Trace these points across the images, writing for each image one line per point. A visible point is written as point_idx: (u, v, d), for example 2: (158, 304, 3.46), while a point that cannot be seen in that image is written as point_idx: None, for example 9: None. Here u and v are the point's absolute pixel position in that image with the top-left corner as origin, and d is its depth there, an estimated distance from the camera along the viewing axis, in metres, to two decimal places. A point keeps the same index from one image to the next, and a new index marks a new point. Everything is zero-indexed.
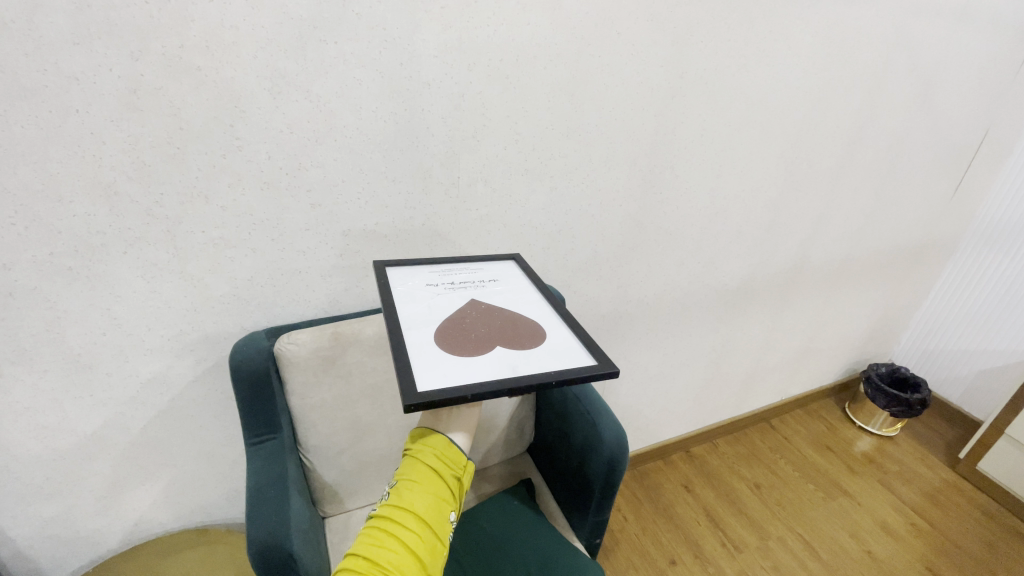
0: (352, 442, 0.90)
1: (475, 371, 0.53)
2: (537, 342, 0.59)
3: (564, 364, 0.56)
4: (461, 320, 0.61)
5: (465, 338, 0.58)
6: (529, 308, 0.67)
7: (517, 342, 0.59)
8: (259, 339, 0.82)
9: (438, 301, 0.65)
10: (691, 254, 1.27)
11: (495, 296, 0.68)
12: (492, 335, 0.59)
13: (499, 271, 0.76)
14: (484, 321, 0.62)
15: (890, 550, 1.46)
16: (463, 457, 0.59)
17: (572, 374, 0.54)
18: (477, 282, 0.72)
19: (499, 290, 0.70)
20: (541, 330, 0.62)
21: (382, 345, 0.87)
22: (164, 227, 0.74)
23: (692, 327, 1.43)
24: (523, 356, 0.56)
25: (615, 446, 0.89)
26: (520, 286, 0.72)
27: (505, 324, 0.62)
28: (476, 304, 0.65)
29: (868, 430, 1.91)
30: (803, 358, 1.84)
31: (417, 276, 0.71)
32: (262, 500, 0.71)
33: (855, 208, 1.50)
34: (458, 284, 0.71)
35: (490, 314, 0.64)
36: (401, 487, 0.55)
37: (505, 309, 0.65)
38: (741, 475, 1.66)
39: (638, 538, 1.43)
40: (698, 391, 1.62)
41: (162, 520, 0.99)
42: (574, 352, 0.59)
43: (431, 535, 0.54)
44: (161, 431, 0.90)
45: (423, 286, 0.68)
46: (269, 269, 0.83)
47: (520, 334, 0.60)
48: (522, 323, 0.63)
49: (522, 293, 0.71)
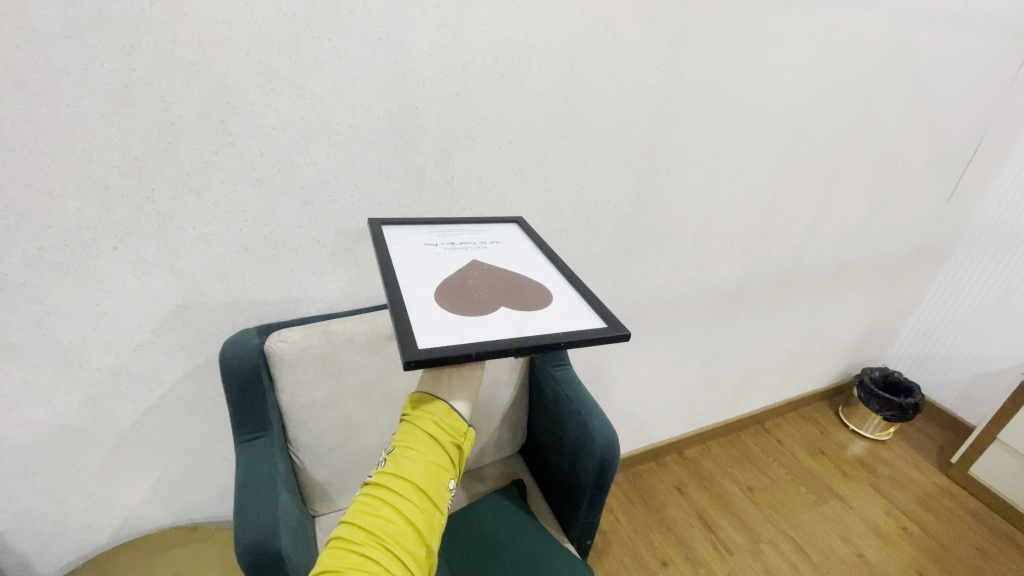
0: (342, 440, 0.90)
1: (480, 329, 0.52)
2: (543, 305, 0.58)
3: (572, 326, 0.55)
4: (462, 281, 0.61)
5: (466, 299, 0.57)
6: (535, 272, 0.66)
7: (523, 303, 0.58)
8: (249, 338, 0.82)
9: (437, 261, 0.64)
10: (685, 256, 1.27)
11: (497, 259, 0.68)
12: (496, 296, 0.58)
13: (500, 236, 0.75)
14: (486, 282, 0.61)
15: (883, 555, 1.46)
16: (464, 423, 0.57)
17: (581, 336, 0.53)
18: (479, 242, 0.72)
19: (501, 253, 0.70)
20: (547, 293, 0.61)
21: (374, 343, 0.87)
22: (155, 223, 0.74)
23: (686, 328, 1.43)
24: (529, 317, 0.55)
25: (606, 447, 0.88)
26: (523, 250, 0.72)
27: (509, 285, 0.61)
28: (478, 267, 0.64)
29: (860, 434, 1.92)
30: (798, 361, 1.84)
31: (415, 236, 0.70)
32: (251, 500, 0.71)
33: (850, 211, 1.50)
34: (460, 245, 0.70)
35: (493, 276, 0.63)
36: (399, 455, 0.53)
37: (508, 271, 0.64)
38: (733, 477, 1.66)
39: (630, 539, 1.44)
40: (691, 393, 1.62)
41: (151, 518, 0.98)
42: (583, 314, 0.58)
43: (429, 503, 0.52)
44: (152, 428, 0.89)
45: (423, 245, 0.68)
46: (261, 267, 0.83)
47: (524, 295, 0.60)
48: (527, 285, 0.62)
49: (525, 256, 0.70)
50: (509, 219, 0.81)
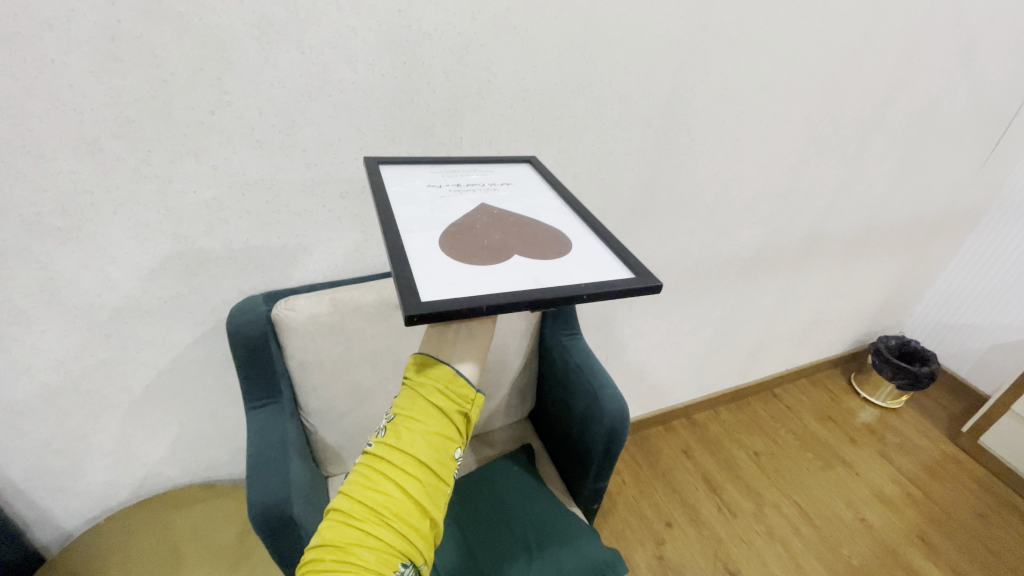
0: (353, 406, 0.90)
1: (491, 280, 0.48)
2: (561, 253, 0.54)
3: (595, 278, 0.51)
4: (470, 226, 0.56)
5: (476, 246, 0.52)
6: (550, 217, 0.61)
7: (539, 252, 0.53)
8: (257, 305, 0.80)
9: (442, 205, 0.59)
10: (704, 222, 1.22)
11: (508, 202, 0.62)
12: (509, 244, 0.54)
13: (511, 176, 0.69)
14: (498, 228, 0.56)
15: (885, 519, 1.48)
16: (470, 389, 0.54)
17: (606, 288, 0.49)
18: (489, 184, 0.66)
19: (512, 195, 0.64)
20: (564, 240, 0.56)
21: (383, 311, 0.85)
22: (154, 187, 0.71)
23: (700, 295, 1.40)
24: (546, 266, 0.51)
25: (616, 417, 0.88)
26: (537, 193, 0.66)
27: (522, 232, 0.56)
28: (486, 211, 0.59)
29: (871, 401, 1.91)
30: (813, 328, 1.81)
31: (418, 176, 0.65)
32: (262, 465, 0.72)
33: (879, 175, 1.43)
34: (467, 186, 0.65)
35: (505, 221, 0.58)
36: (400, 425, 0.51)
37: (520, 216, 0.59)
38: (740, 442, 1.67)
39: (636, 500, 1.47)
40: (703, 359, 1.61)
41: (170, 476, 1.01)
42: (606, 264, 0.54)
43: (433, 476, 0.50)
44: (165, 391, 0.90)
45: (426, 186, 0.62)
46: (265, 232, 0.81)
47: (540, 241, 0.55)
48: (542, 232, 0.57)
49: (539, 199, 0.65)
50: (521, 157, 0.75)
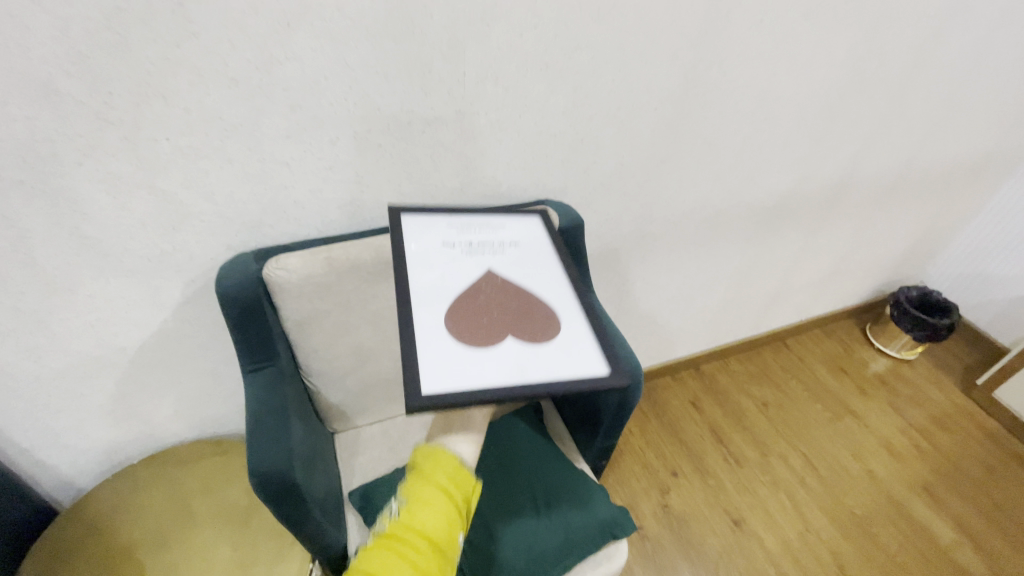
0: (355, 367, 0.87)
1: (479, 368, 0.50)
2: (550, 336, 0.55)
3: (573, 369, 0.51)
4: (473, 297, 0.57)
5: (476, 323, 0.55)
6: (552, 287, 0.62)
7: (531, 334, 0.54)
8: (247, 264, 0.75)
9: (451, 269, 0.61)
10: (728, 167, 1.13)
11: (515, 268, 0.63)
12: (506, 322, 0.55)
13: (520, 234, 0.69)
14: (500, 300, 0.58)
15: (889, 470, 1.48)
16: (473, 477, 0.55)
17: (580, 385, 0.50)
18: (500, 244, 0.67)
19: (520, 260, 0.65)
20: (558, 319, 0.57)
21: (382, 271, 0.79)
22: (122, 135, 0.64)
23: (719, 246, 1.32)
24: (533, 353, 0.52)
25: (628, 379, 0.84)
26: (544, 256, 0.66)
27: (521, 309, 0.57)
28: (493, 279, 0.61)
29: (885, 352, 1.88)
30: (832, 278, 1.74)
31: (433, 231, 0.66)
32: (262, 431, 0.70)
33: (922, 114, 1.30)
34: (478, 246, 0.66)
35: (508, 293, 0.59)
36: (408, 508, 0.51)
37: (526, 288, 0.61)
38: (749, 393, 1.66)
39: (642, 450, 1.48)
40: (716, 312, 1.56)
41: (175, 432, 1.00)
42: (589, 352, 0.54)
43: (440, 558, 0.49)
44: (161, 351, 0.87)
45: (439, 246, 0.64)
46: (251, 184, 0.74)
47: (539, 321, 0.56)
48: (540, 308, 0.58)
49: (545, 264, 0.65)
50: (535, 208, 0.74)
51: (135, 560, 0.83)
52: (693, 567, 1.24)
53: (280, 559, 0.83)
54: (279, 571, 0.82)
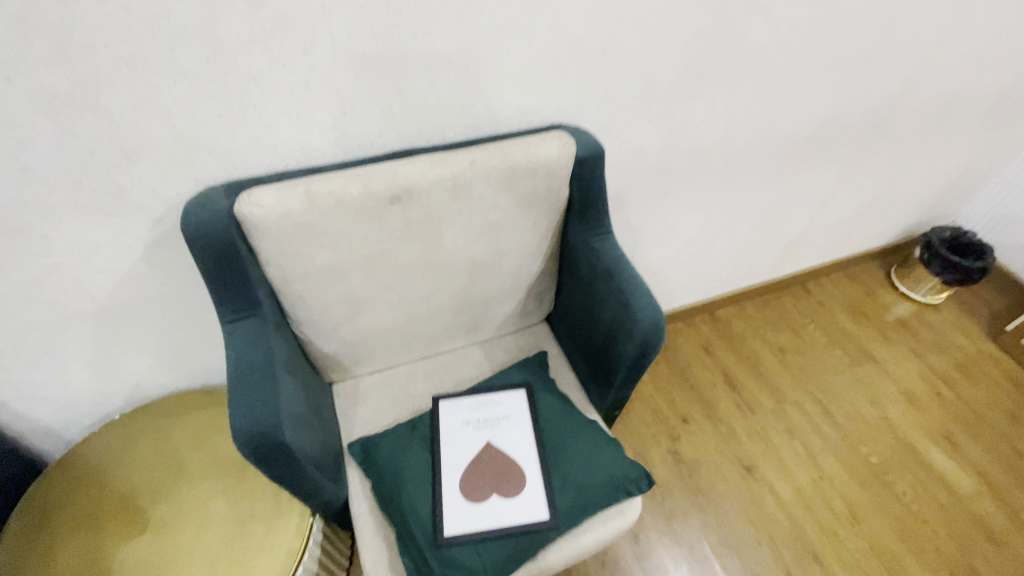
0: (349, 315, 0.79)
1: (470, 516, 0.75)
2: (517, 492, 0.77)
3: (526, 516, 0.76)
4: (474, 466, 0.79)
5: (473, 485, 0.78)
6: (526, 443, 0.82)
7: (505, 492, 0.77)
8: (217, 200, 0.65)
9: (459, 442, 0.82)
10: (768, 89, 0.99)
11: (505, 439, 0.83)
12: (490, 486, 0.78)
13: (514, 407, 0.86)
14: (491, 473, 0.79)
15: (909, 418, 1.44)
16: None
17: (526, 526, 0.75)
18: (496, 419, 0.85)
19: (507, 432, 0.83)
20: (526, 479, 0.78)
21: (373, 208, 0.69)
22: (53, 42, 0.54)
23: (747, 182, 1.20)
24: (505, 507, 0.76)
25: (650, 328, 0.76)
26: (528, 424, 0.84)
27: (504, 476, 0.79)
28: (490, 448, 0.82)
29: (909, 296, 1.79)
30: (862, 218, 1.62)
31: (453, 411, 0.86)
32: (245, 387, 0.63)
33: (994, 24, 1.13)
34: (483, 422, 0.85)
35: (497, 463, 0.80)
36: None
37: (515, 454, 0.81)
38: (765, 339, 1.59)
39: (653, 397, 1.43)
40: (737, 254, 1.46)
41: (164, 383, 0.95)
42: (541, 499, 0.77)
43: None
44: (134, 299, 0.79)
45: (453, 425, 0.84)
46: (214, 104, 0.64)
47: (515, 477, 0.78)
48: (516, 473, 0.79)
49: (528, 434, 0.83)
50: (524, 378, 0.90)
51: (127, 515, 0.79)
52: (704, 514, 1.23)
53: (278, 515, 0.79)
54: (277, 526, 0.78)
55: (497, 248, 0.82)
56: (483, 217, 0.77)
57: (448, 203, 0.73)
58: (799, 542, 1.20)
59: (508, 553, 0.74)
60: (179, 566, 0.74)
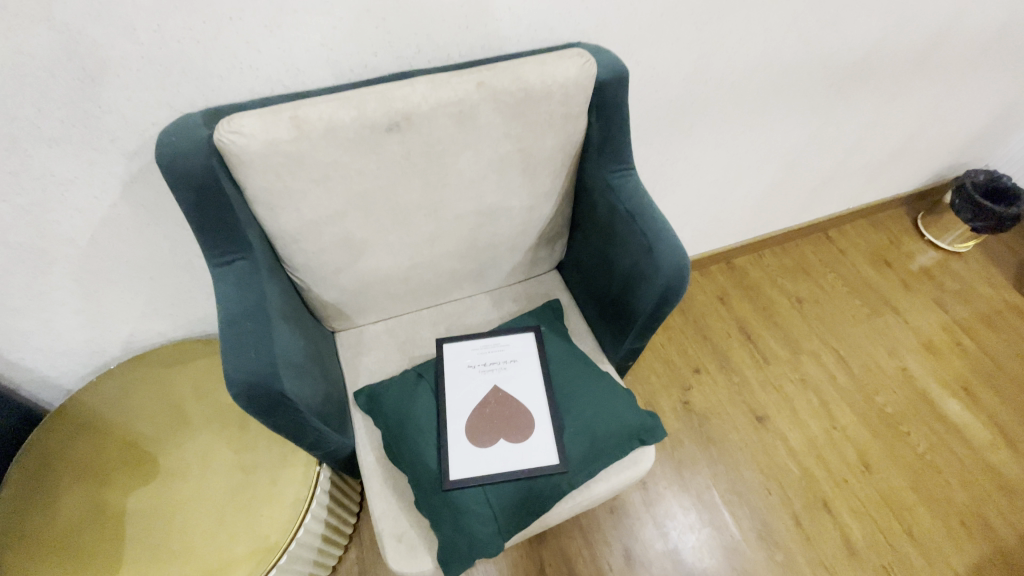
0: (348, 260, 0.74)
1: (481, 460, 0.72)
2: (527, 435, 0.74)
3: (536, 460, 0.72)
4: (482, 409, 0.76)
5: (481, 428, 0.74)
6: (534, 386, 0.79)
7: (514, 436, 0.74)
8: (195, 128, 0.58)
9: (466, 386, 0.78)
10: (810, 5, 0.88)
11: (512, 381, 0.79)
12: (498, 430, 0.75)
13: (521, 350, 0.82)
14: (499, 417, 0.76)
15: (927, 368, 1.40)
16: None
17: (536, 469, 0.72)
18: (503, 361, 0.81)
19: (515, 374, 0.80)
20: (535, 421, 0.75)
21: (368, 138, 0.62)
22: None
23: (778, 117, 1.10)
24: (516, 450, 0.73)
25: (673, 274, 0.70)
26: (536, 366, 0.81)
27: (512, 419, 0.75)
28: (497, 391, 0.78)
29: (935, 245, 1.70)
30: (894, 160, 1.51)
31: (459, 354, 0.82)
32: (237, 334, 0.59)
33: None
34: (489, 365, 0.81)
35: (505, 406, 0.77)
36: None
37: (523, 397, 0.77)
38: (783, 288, 1.53)
39: (664, 348, 1.39)
40: (760, 199, 1.38)
41: (160, 331, 0.91)
42: (551, 443, 0.74)
43: None
44: (117, 242, 0.74)
45: (461, 368, 0.80)
46: (183, 15, 0.56)
47: (524, 422, 0.75)
48: (525, 416, 0.76)
49: (536, 376, 0.80)
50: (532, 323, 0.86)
51: (131, 465, 0.77)
52: (714, 464, 1.22)
53: (284, 464, 0.77)
54: (284, 475, 0.76)
55: (506, 186, 0.75)
56: (491, 150, 0.70)
57: (452, 132, 0.66)
58: (809, 490, 1.20)
59: (520, 499, 0.71)
60: (187, 515, 0.73)
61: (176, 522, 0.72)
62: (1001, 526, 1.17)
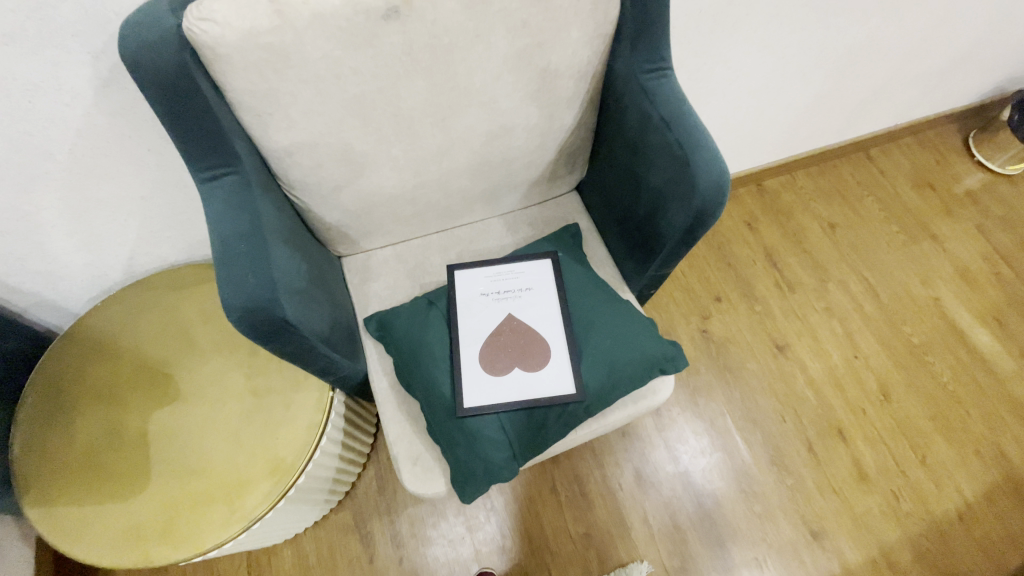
0: (349, 178, 0.68)
1: (497, 389, 0.70)
2: (544, 364, 0.71)
3: (553, 389, 0.70)
4: (496, 338, 0.73)
5: (495, 357, 0.72)
6: (552, 315, 0.74)
7: (530, 366, 0.71)
8: (162, 17, 0.50)
9: (480, 314, 0.75)
10: None
11: (528, 309, 0.75)
12: (513, 359, 0.72)
13: (537, 278, 0.77)
14: (514, 346, 0.73)
15: (960, 298, 1.34)
16: None
17: (553, 398, 0.69)
18: (518, 290, 0.77)
19: (531, 303, 0.75)
20: (552, 351, 0.72)
21: (361, 29, 0.54)
22: None
23: (833, 12, 0.96)
24: (532, 380, 0.70)
25: (710, 192, 0.63)
26: (553, 294, 0.76)
27: (528, 347, 0.72)
28: (512, 321, 0.74)
29: (984, 167, 1.55)
30: (957, 68, 1.35)
31: (470, 280, 0.77)
32: (231, 256, 0.55)
33: None
34: (503, 293, 0.77)
35: (520, 335, 0.73)
36: None
37: (539, 326, 0.74)
38: (816, 213, 1.44)
39: (685, 276, 1.34)
40: (799, 113, 1.25)
41: (162, 255, 0.88)
42: (569, 372, 0.71)
43: None
44: (101, 158, 0.68)
45: (473, 296, 0.76)
46: None
47: (540, 352, 0.72)
48: (541, 346, 0.72)
49: (554, 304, 0.75)
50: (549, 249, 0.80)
51: (145, 389, 0.77)
52: (728, 391, 1.21)
53: (297, 389, 0.76)
54: (297, 400, 0.75)
55: (522, 91, 0.66)
56: (505, 45, 0.60)
57: (460, 22, 0.57)
58: (824, 419, 1.19)
59: (536, 424, 0.70)
60: (204, 437, 0.73)
61: (195, 444, 0.73)
62: (1015, 455, 1.16)
